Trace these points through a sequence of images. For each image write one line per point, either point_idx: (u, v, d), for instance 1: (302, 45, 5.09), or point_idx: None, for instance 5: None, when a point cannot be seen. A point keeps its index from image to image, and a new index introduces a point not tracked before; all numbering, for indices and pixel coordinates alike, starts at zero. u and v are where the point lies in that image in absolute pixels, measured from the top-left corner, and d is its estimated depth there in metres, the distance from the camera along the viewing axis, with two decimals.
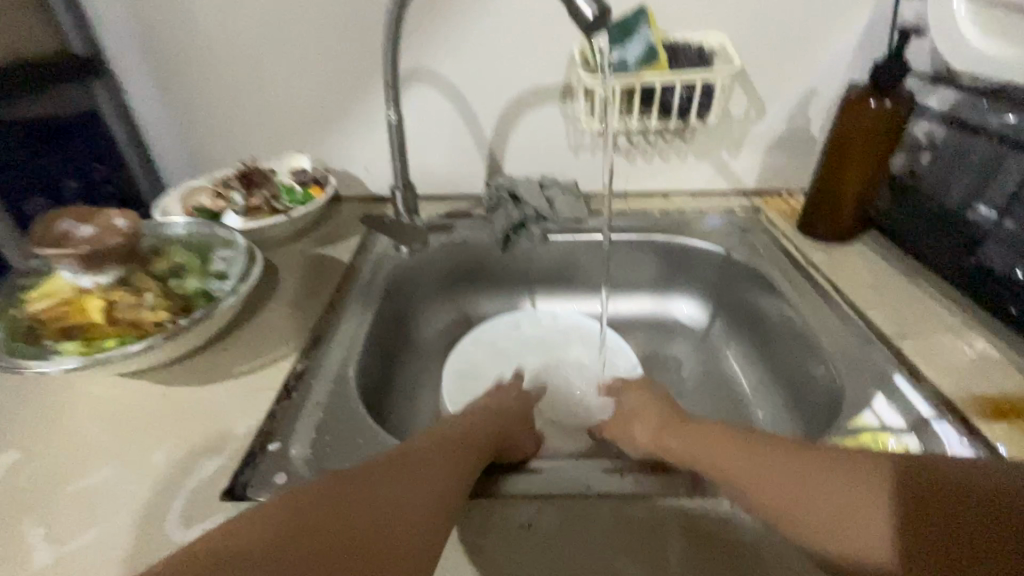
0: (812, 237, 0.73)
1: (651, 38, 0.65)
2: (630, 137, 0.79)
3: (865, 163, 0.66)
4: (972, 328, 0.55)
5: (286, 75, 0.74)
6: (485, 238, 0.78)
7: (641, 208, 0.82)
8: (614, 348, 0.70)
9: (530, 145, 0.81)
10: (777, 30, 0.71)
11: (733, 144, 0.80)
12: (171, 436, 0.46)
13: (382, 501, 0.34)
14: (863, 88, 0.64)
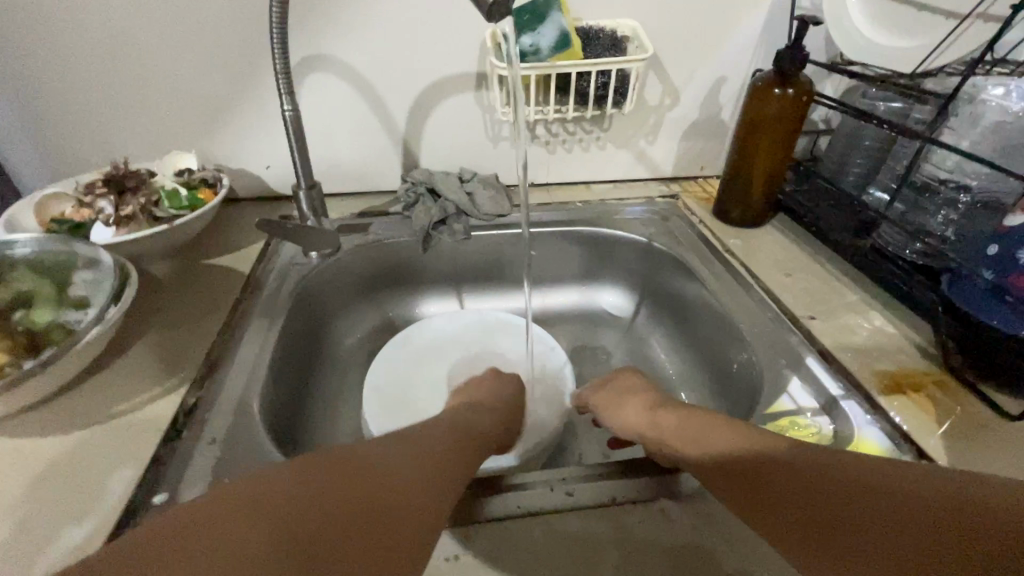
0: (727, 222, 0.75)
1: (564, 24, 0.63)
2: (549, 126, 0.77)
3: (773, 150, 0.68)
4: (870, 305, 0.59)
5: (159, 60, 0.65)
6: (404, 237, 0.73)
7: (563, 200, 0.81)
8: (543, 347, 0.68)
9: (446, 137, 0.77)
10: (686, 17, 0.71)
11: (650, 131, 0.80)
12: (30, 499, 0.39)
13: (379, 490, 0.32)
14: (768, 76, 0.65)
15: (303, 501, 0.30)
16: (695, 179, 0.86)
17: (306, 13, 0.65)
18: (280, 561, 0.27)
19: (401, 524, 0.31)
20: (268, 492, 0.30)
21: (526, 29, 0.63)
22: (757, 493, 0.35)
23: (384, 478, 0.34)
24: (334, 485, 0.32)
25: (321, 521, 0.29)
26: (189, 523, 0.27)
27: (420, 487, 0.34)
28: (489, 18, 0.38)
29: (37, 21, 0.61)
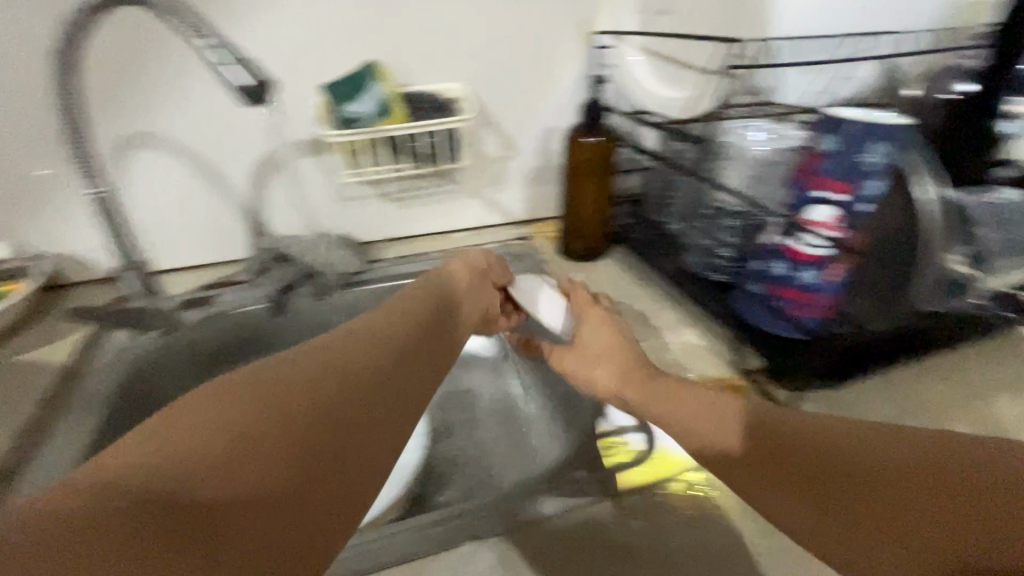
0: (570, 258, 0.81)
1: (383, 93, 0.67)
2: (396, 183, 0.80)
3: (596, 190, 0.76)
4: (686, 321, 0.65)
5: None
6: (250, 304, 0.72)
7: (421, 251, 0.84)
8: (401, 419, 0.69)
9: (292, 202, 0.77)
10: (507, 77, 0.77)
11: (496, 180, 0.86)
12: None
13: (322, 431, 0.32)
14: (578, 127, 0.73)
15: (238, 439, 0.29)
16: (548, 220, 0.92)
17: (117, 95, 0.65)
18: (209, 513, 0.26)
19: (341, 478, 0.31)
20: (207, 427, 0.29)
21: (346, 98, 0.67)
22: (807, 483, 0.33)
23: (336, 413, 0.33)
24: (278, 422, 0.31)
25: (254, 468, 0.29)
26: (116, 467, 0.27)
27: (371, 424, 0.34)
28: None
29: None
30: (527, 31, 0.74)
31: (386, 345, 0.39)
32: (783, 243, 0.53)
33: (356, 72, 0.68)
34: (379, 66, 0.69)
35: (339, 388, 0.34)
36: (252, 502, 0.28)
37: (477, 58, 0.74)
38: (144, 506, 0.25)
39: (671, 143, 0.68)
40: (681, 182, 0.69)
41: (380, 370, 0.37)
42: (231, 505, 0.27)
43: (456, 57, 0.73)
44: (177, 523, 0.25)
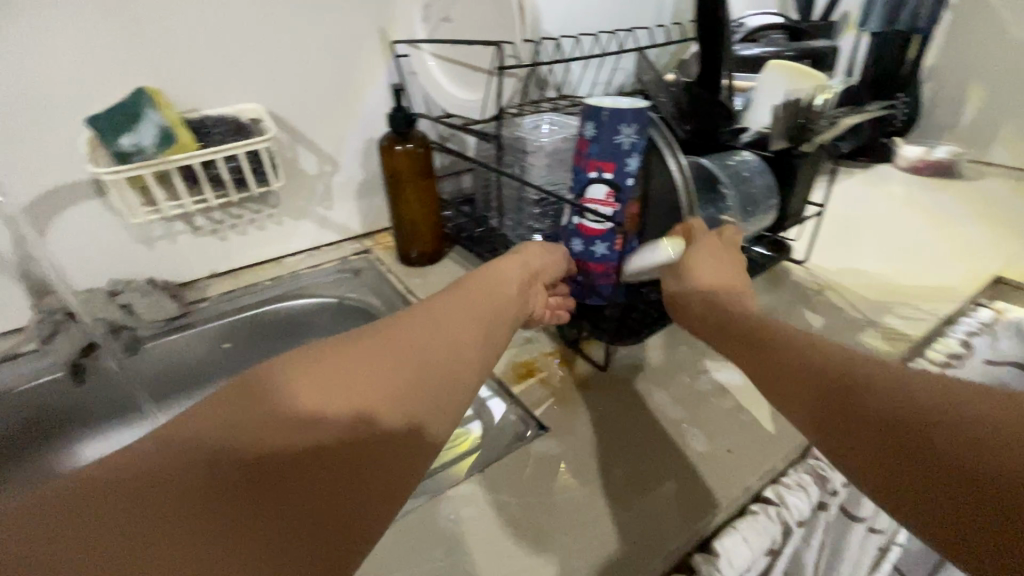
0: (410, 264, 0.81)
1: (163, 120, 0.61)
2: (207, 215, 0.74)
3: (420, 196, 0.77)
4: None
5: None
6: (45, 375, 0.64)
7: (252, 282, 0.79)
8: None
9: (78, 253, 0.68)
10: (310, 92, 0.75)
11: (323, 198, 0.83)
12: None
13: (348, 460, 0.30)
14: (388, 136, 0.73)
15: (259, 473, 0.28)
16: (387, 230, 0.92)
17: None
18: (219, 539, 0.25)
19: (358, 516, 0.29)
20: (249, 431, 0.29)
21: (120, 131, 0.60)
22: (840, 401, 0.34)
23: (366, 451, 0.31)
24: (302, 448, 0.29)
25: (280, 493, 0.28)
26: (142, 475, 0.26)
27: (402, 456, 0.32)
28: None
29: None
30: (320, 46, 0.73)
31: (438, 372, 0.36)
32: (577, 222, 0.58)
33: (125, 101, 0.61)
34: (151, 90, 0.63)
35: (380, 408, 0.33)
36: (259, 533, 0.26)
37: (271, 76, 0.72)
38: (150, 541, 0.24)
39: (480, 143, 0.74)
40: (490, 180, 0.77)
41: (423, 392, 0.35)
42: (250, 536, 0.26)
43: (247, 77, 0.70)
44: (203, 543, 0.24)
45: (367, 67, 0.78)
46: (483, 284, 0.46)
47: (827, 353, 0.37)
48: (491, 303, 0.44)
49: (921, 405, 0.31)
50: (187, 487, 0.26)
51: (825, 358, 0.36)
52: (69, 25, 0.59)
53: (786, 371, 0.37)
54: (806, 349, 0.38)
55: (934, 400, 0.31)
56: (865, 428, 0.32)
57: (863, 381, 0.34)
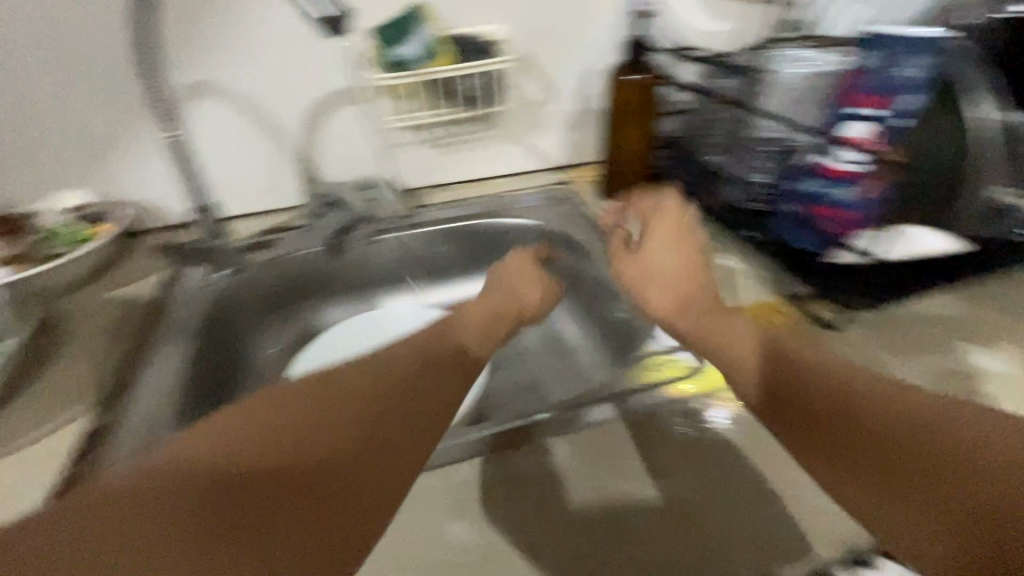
0: (614, 200, 0.82)
1: (428, 38, 0.69)
2: (441, 128, 0.82)
3: (640, 131, 0.77)
4: (724, 250, 0.68)
5: (32, 104, 0.65)
6: (312, 247, 0.75)
7: (465, 197, 0.87)
8: None
9: (339, 149, 0.79)
10: (546, 18, 0.78)
11: (536, 124, 0.87)
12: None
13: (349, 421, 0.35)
14: (623, 66, 0.75)
15: (262, 448, 0.33)
16: (587, 165, 0.93)
17: (174, 46, 0.67)
18: (240, 505, 0.30)
19: (359, 468, 0.34)
20: (254, 442, 0.33)
21: (393, 43, 0.69)
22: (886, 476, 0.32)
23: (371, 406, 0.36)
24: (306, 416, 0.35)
25: (286, 455, 0.33)
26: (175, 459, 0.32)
27: (398, 413, 0.37)
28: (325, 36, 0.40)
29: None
30: None
31: (431, 353, 0.41)
32: (823, 164, 0.56)
33: (401, 17, 0.69)
34: (424, 9, 0.71)
35: (370, 376, 0.38)
36: (273, 486, 0.32)
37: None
38: (183, 512, 0.30)
39: (722, 79, 0.69)
40: (720, 119, 0.72)
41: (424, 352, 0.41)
42: (267, 495, 0.31)
43: None
44: (224, 506, 0.30)
45: None
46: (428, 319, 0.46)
47: (846, 373, 0.36)
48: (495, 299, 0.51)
49: (928, 426, 0.33)
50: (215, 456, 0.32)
51: (845, 379, 0.36)
52: None
53: (827, 439, 0.34)
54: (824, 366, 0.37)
55: (983, 475, 0.30)
56: (922, 513, 0.31)
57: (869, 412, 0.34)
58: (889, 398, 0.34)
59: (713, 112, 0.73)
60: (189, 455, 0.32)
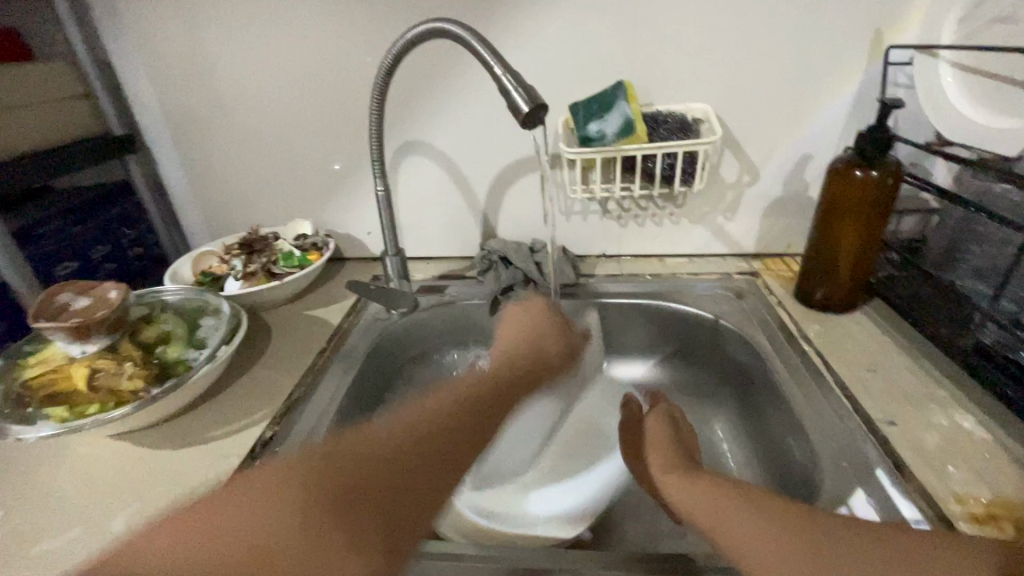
0: (809, 305, 0.70)
1: (629, 112, 0.66)
2: (621, 202, 0.79)
3: (857, 234, 0.64)
4: (964, 406, 0.52)
5: (296, 149, 0.82)
6: (476, 300, 0.78)
7: (635, 272, 0.82)
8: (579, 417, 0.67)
9: (521, 210, 0.82)
10: (761, 98, 0.71)
11: (727, 208, 0.79)
12: (83, 520, 0.45)
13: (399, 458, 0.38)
14: (849, 157, 0.62)
15: (313, 484, 0.35)
16: (781, 257, 0.82)
17: (402, 110, 0.76)
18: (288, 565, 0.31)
19: (410, 510, 0.36)
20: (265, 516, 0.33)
21: (593, 118, 0.67)
22: None
23: (411, 438, 0.39)
24: (354, 444, 0.37)
25: (330, 492, 0.34)
26: (223, 509, 0.33)
27: (388, 459, 0.37)
28: (524, 127, 0.41)
29: (204, 111, 0.80)
30: (796, 46, 0.67)
31: (468, 411, 0.44)
32: None
33: (605, 92, 0.68)
34: (627, 85, 0.68)
35: (375, 438, 0.38)
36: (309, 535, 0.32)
37: (729, 79, 0.70)
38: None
39: (1001, 184, 0.56)
40: (988, 235, 0.58)
41: (461, 394, 0.45)
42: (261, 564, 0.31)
43: (709, 77, 0.70)
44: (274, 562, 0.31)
45: (840, 72, 0.68)
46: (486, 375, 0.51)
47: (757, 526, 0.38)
48: (534, 340, 0.59)
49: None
50: (213, 534, 0.32)
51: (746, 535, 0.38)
52: (588, 20, 0.68)
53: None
54: (722, 520, 0.40)
55: None
56: None
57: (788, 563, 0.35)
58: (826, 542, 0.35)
59: (979, 222, 0.59)
60: (239, 493, 0.33)
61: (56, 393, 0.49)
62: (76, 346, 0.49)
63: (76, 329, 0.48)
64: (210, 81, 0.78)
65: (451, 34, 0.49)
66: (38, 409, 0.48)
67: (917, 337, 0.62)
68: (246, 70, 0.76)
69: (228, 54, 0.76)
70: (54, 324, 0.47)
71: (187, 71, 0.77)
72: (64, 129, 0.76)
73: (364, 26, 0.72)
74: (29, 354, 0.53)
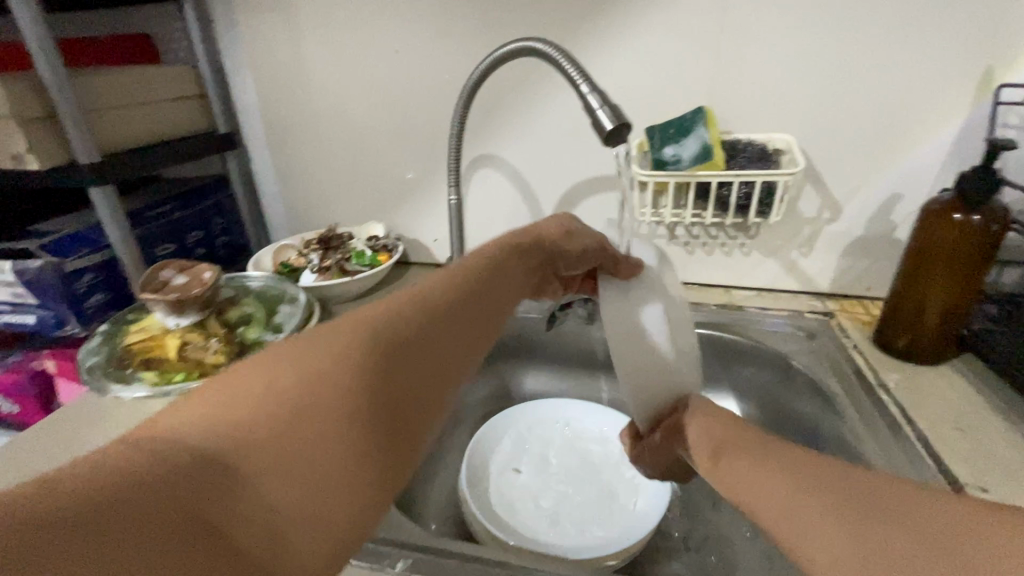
0: (890, 353, 0.65)
1: (707, 138, 0.65)
2: (690, 228, 0.78)
3: (951, 284, 0.60)
4: None
5: (377, 156, 0.86)
6: (531, 313, 0.77)
7: (698, 300, 0.79)
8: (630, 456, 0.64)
9: None
10: (848, 132, 0.68)
11: (803, 243, 0.76)
12: None
13: (394, 344, 0.33)
14: (946, 199, 0.58)
15: (350, 349, 0.31)
16: (860, 299, 0.77)
17: (481, 125, 0.79)
18: (298, 464, 0.26)
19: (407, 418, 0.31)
20: (276, 387, 0.28)
21: (670, 142, 0.67)
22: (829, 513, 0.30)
23: (409, 322, 0.35)
24: (352, 340, 0.32)
25: (326, 396, 0.28)
26: (181, 418, 0.25)
27: (410, 338, 0.34)
28: (606, 144, 0.42)
29: (298, 115, 0.86)
30: (895, 80, 0.64)
31: (462, 290, 0.41)
32: None
33: (684, 117, 0.68)
34: (707, 111, 0.67)
35: (398, 314, 0.35)
36: (336, 406, 0.28)
37: (817, 109, 0.68)
38: (224, 473, 0.24)
39: None
40: None
41: (483, 265, 0.44)
42: (280, 430, 0.26)
43: (794, 109, 0.68)
44: (277, 456, 0.25)
45: (941, 110, 0.64)
46: (489, 284, 0.43)
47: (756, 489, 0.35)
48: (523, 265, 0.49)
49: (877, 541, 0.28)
50: (199, 423, 0.25)
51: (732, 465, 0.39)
52: (673, 45, 0.69)
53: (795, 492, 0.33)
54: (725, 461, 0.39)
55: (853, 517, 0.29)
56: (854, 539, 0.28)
57: (821, 523, 0.30)
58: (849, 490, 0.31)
59: None
60: (224, 393, 0.27)
61: (151, 360, 0.53)
62: (172, 319, 0.54)
63: (172, 303, 0.53)
64: (307, 88, 0.84)
65: (540, 51, 0.51)
66: (134, 373, 0.52)
67: (1012, 399, 0.57)
68: (342, 79, 0.82)
69: (326, 64, 0.81)
70: (156, 297, 0.52)
71: (288, 77, 0.84)
72: (182, 123, 0.84)
73: (453, 44, 0.76)
74: (131, 321, 0.58)
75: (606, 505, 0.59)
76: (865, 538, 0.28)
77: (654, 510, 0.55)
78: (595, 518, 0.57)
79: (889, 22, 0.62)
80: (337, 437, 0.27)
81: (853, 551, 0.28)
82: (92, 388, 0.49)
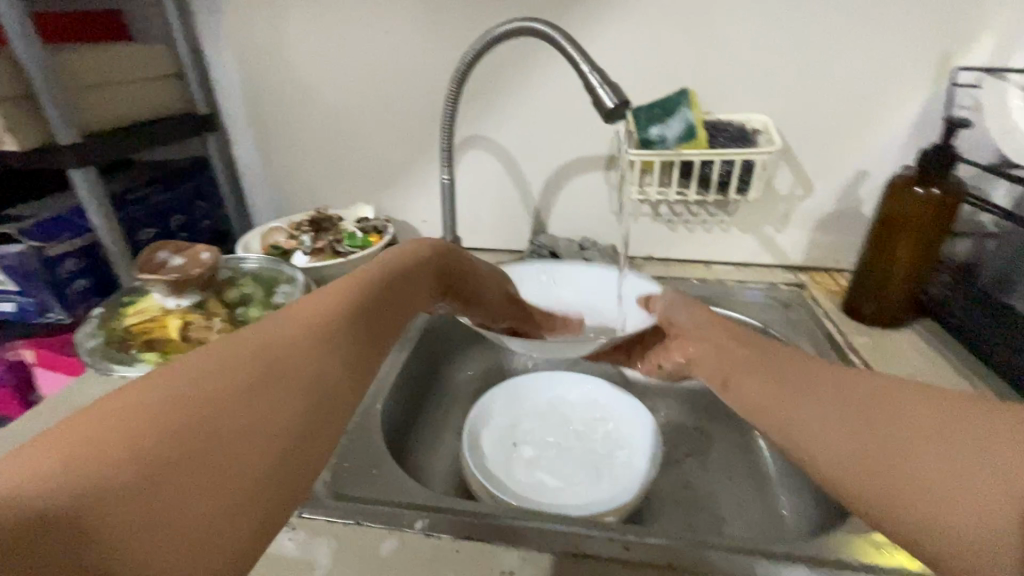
0: (857, 319, 0.71)
1: (691, 118, 0.68)
2: (673, 206, 0.81)
3: (911, 254, 0.65)
4: None
5: (364, 137, 0.86)
6: None
7: (680, 275, 0.83)
8: (620, 420, 0.67)
9: (573, 209, 0.85)
10: (820, 112, 0.72)
11: (778, 219, 0.80)
12: None
13: (298, 361, 0.29)
14: (909, 175, 0.63)
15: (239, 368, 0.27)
16: (829, 271, 0.83)
17: (470, 106, 0.80)
18: (187, 508, 0.21)
19: (336, 418, 0.29)
20: (153, 417, 0.23)
21: (655, 121, 0.69)
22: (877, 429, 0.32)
23: (319, 335, 0.31)
24: (243, 357, 0.28)
25: (245, 397, 0.26)
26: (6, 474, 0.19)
27: (318, 349, 0.31)
28: (606, 120, 0.44)
29: (281, 96, 0.85)
30: (862, 63, 0.68)
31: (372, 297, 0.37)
32: None
33: (668, 97, 0.70)
34: (690, 92, 0.70)
35: (302, 324, 0.31)
36: (229, 434, 0.24)
37: (793, 91, 0.71)
38: (83, 533, 0.19)
39: None
40: None
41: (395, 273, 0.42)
42: (156, 471, 0.21)
43: (772, 90, 0.72)
44: (158, 503, 0.21)
45: (905, 91, 0.69)
46: (401, 295, 0.41)
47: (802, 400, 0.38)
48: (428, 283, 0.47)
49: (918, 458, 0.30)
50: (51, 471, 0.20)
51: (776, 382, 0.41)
52: (657, 27, 0.71)
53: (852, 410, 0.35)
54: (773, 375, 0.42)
55: (902, 433, 0.31)
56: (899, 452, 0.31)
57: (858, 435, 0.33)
58: (911, 424, 0.31)
59: None
60: (72, 435, 0.21)
61: (152, 340, 0.53)
62: (171, 299, 0.54)
63: (172, 283, 0.52)
64: (290, 68, 0.83)
65: (536, 31, 0.52)
66: (135, 353, 0.52)
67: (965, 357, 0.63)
68: (326, 59, 0.81)
69: (311, 44, 0.80)
70: (156, 277, 0.52)
71: (271, 57, 0.82)
72: (160, 104, 0.82)
73: (441, 24, 0.76)
74: (127, 303, 0.58)
75: (600, 466, 0.62)
76: (920, 456, 0.30)
77: (645, 468, 0.59)
78: (588, 481, 0.60)
79: (858, 9, 0.66)
80: (234, 471, 0.23)
81: (896, 456, 0.31)
82: (95, 369, 0.49)
